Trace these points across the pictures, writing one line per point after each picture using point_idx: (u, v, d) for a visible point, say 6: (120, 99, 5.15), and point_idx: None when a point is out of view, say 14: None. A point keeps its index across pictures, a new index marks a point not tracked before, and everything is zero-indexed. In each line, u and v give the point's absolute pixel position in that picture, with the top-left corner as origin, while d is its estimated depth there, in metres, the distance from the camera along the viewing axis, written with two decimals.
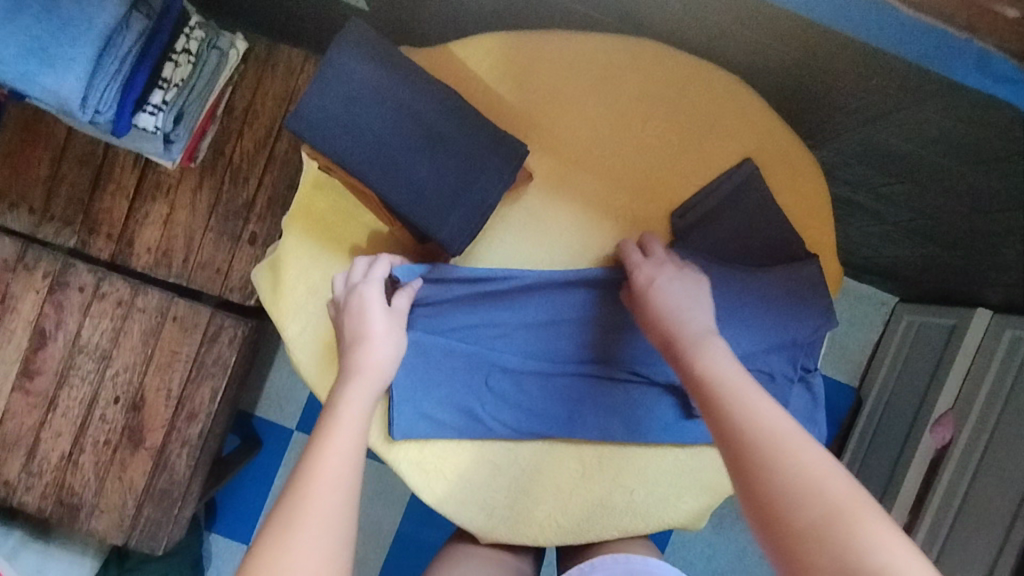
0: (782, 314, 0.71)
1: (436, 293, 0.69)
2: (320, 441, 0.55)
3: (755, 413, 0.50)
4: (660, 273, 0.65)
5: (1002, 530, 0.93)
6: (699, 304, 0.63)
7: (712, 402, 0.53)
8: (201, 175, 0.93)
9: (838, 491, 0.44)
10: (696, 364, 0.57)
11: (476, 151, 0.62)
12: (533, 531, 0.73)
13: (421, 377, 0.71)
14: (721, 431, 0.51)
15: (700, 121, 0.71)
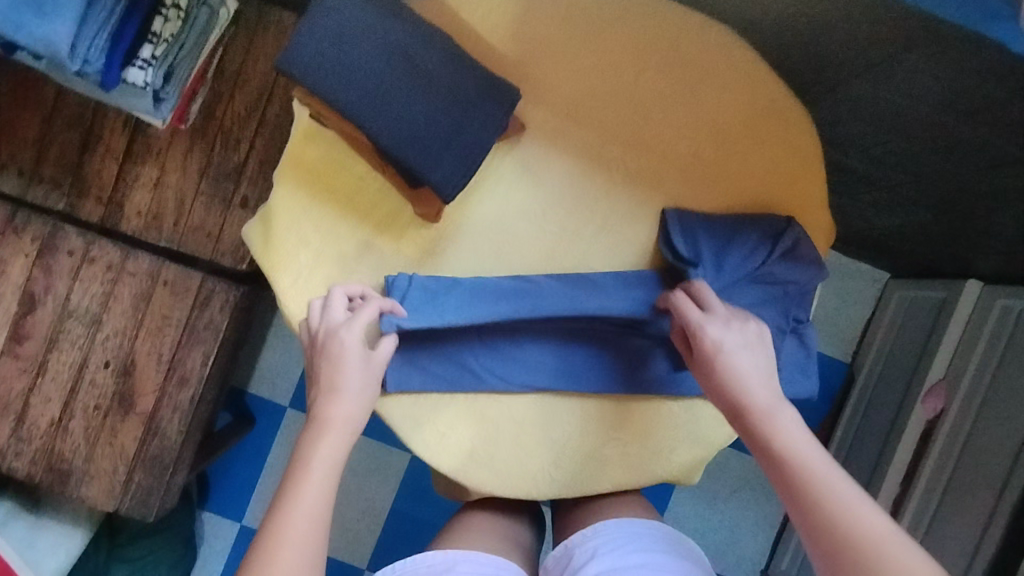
0: (785, 274, 0.71)
1: (428, 302, 0.68)
2: (294, 493, 0.59)
3: (841, 495, 0.56)
4: (724, 337, 0.64)
5: (993, 490, 0.93)
6: (762, 367, 0.64)
7: (793, 484, 0.58)
8: (192, 138, 0.93)
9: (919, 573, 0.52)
10: (772, 443, 0.60)
11: (467, 95, 0.62)
12: (528, 485, 0.72)
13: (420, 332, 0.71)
14: (802, 511, 0.57)
15: (693, 71, 0.71)
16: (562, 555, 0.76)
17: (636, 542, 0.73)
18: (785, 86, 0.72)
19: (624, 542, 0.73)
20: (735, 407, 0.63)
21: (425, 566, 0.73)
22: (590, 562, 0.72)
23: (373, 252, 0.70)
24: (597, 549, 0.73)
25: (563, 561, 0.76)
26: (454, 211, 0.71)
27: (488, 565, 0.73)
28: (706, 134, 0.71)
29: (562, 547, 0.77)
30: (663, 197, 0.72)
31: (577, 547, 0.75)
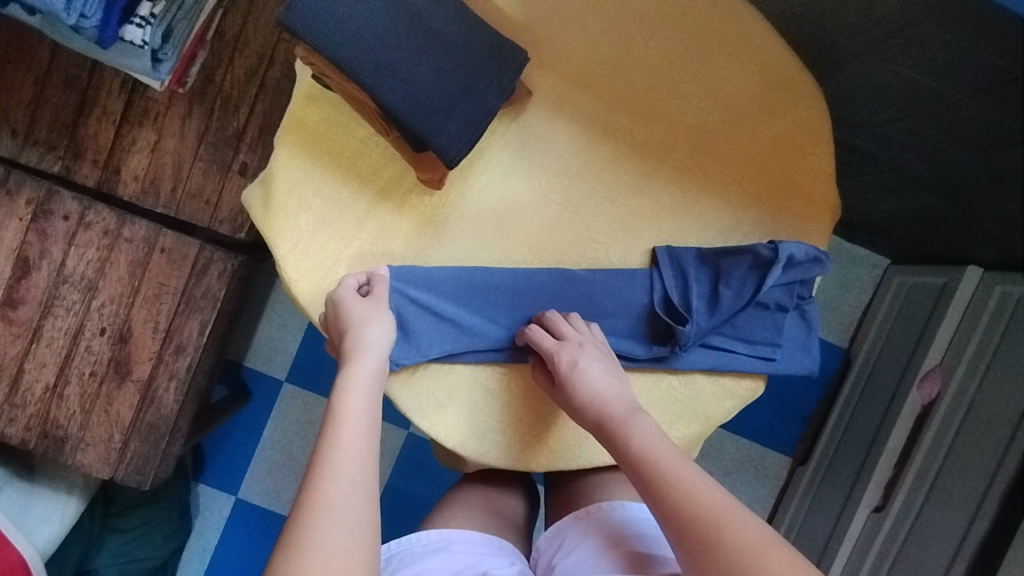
0: (791, 272, 0.69)
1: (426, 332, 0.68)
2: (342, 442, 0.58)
3: (688, 484, 0.57)
4: (580, 356, 0.66)
5: (987, 470, 0.94)
6: (614, 380, 0.67)
7: (648, 480, 0.59)
8: (191, 102, 0.91)
9: (761, 540, 0.52)
10: (629, 447, 0.62)
11: (475, 55, 0.60)
12: (527, 455, 0.72)
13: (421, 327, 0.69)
14: (659, 504, 0.57)
15: (704, 42, 0.70)
16: (556, 536, 0.76)
17: (626, 525, 0.73)
18: (796, 59, 0.71)
19: (615, 526, 0.73)
20: (598, 421, 0.65)
21: (420, 545, 0.73)
22: (583, 545, 0.72)
23: (375, 219, 0.69)
24: (589, 532, 0.73)
25: (556, 543, 0.76)
26: (457, 177, 0.70)
27: (484, 545, 0.73)
28: (716, 106, 0.71)
29: (555, 529, 0.77)
30: (670, 169, 0.71)
31: (571, 529, 0.75)
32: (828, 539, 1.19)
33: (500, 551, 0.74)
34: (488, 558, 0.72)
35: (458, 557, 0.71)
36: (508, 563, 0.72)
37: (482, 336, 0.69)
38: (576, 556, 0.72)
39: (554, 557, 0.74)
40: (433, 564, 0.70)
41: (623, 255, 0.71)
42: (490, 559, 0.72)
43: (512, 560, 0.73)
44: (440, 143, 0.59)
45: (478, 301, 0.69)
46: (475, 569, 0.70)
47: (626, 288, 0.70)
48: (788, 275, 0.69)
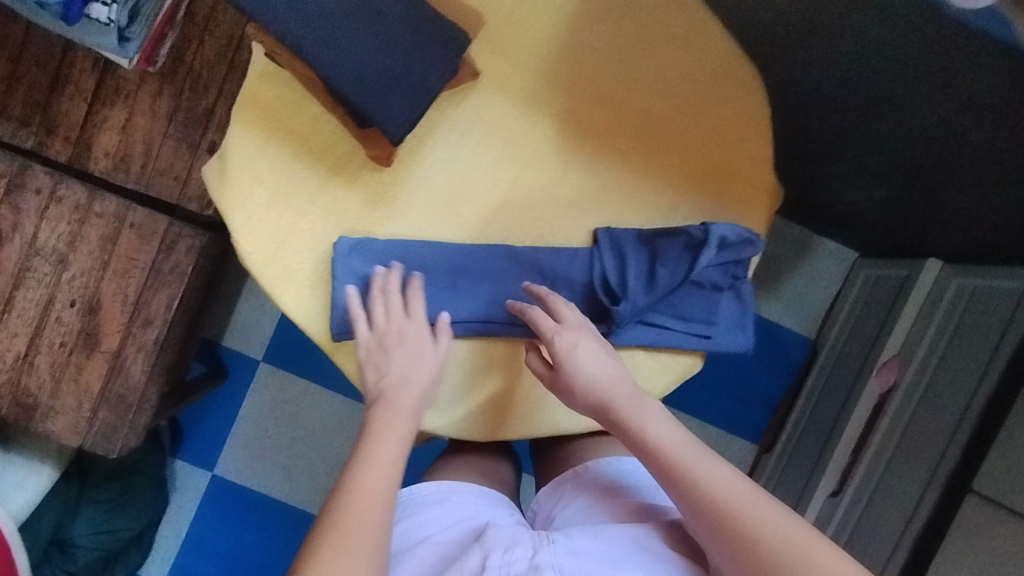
0: (725, 255, 0.71)
1: (374, 306, 0.72)
2: (360, 458, 0.63)
3: (709, 474, 0.61)
4: (577, 344, 0.68)
5: (935, 455, 0.98)
6: (611, 364, 0.68)
7: (671, 473, 0.62)
8: (161, 81, 0.94)
9: (789, 525, 0.58)
10: (640, 435, 0.65)
11: (415, 35, 0.62)
12: (469, 424, 0.75)
13: (367, 300, 0.72)
14: (684, 495, 0.62)
15: (646, 29, 0.72)
16: (553, 491, 0.80)
17: (622, 481, 0.76)
18: (738, 46, 0.73)
19: (612, 481, 0.76)
20: (602, 408, 0.67)
21: (423, 495, 0.76)
22: (579, 498, 0.76)
23: (328, 194, 0.72)
24: (588, 487, 0.77)
25: (553, 498, 0.79)
26: (407, 156, 0.72)
27: (483, 496, 0.77)
28: (658, 91, 0.73)
29: (553, 485, 0.80)
30: (614, 151, 0.74)
31: (570, 485, 0.78)
32: None
33: (498, 504, 0.77)
34: (488, 510, 0.75)
35: (461, 507, 0.75)
36: (507, 514, 0.75)
37: (428, 308, 0.72)
38: (573, 509, 0.76)
39: (554, 510, 0.78)
40: (437, 515, 0.73)
41: (567, 235, 0.74)
42: (490, 510, 0.75)
43: (510, 511, 0.76)
44: (386, 118, 0.62)
45: (423, 275, 0.73)
46: (476, 520, 0.73)
47: (566, 266, 0.73)
48: (722, 255, 0.71)
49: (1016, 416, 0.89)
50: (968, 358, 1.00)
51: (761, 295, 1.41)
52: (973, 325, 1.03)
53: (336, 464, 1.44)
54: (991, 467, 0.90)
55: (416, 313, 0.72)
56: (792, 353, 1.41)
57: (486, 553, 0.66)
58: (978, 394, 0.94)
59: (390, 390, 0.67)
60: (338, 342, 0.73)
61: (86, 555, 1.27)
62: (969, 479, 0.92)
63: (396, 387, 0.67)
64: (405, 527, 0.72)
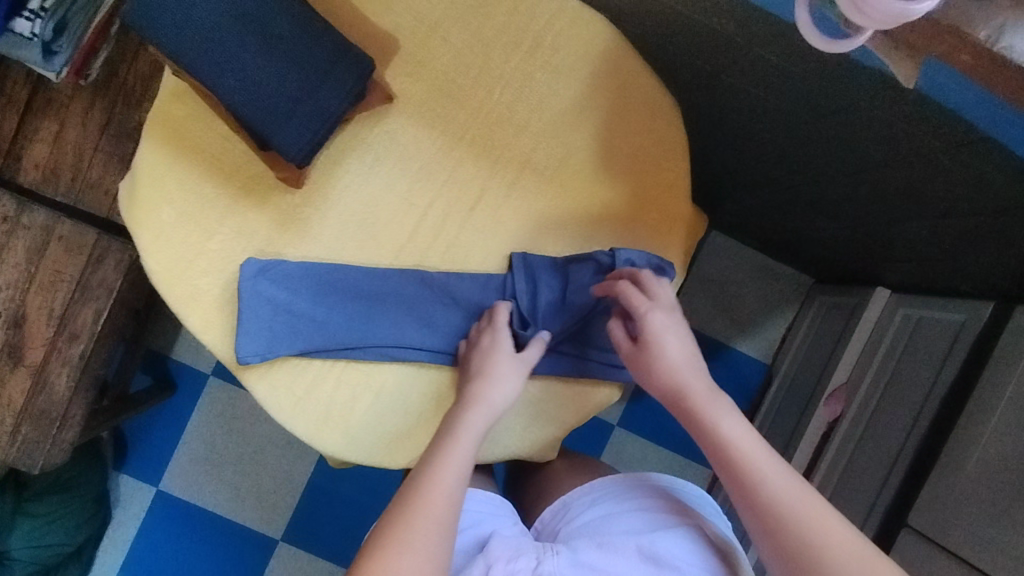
0: None
1: (284, 330, 0.71)
2: (434, 455, 0.60)
3: (782, 486, 0.56)
4: (662, 324, 0.65)
5: (873, 488, 0.97)
6: (692, 356, 0.64)
7: (737, 474, 0.57)
8: (94, 95, 0.93)
9: (864, 556, 0.52)
10: (712, 428, 0.60)
11: (317, 60, 0.63)
12: (382, 452, 0.74)
13: (276, 324, 0.70)
14: (748, 498, 0.56)
15: (562, 57, 0.72)
16: (560, 508, 0.75)
17: (632, 490, 0.71)
18: (655, 76, 0.73)
19: (621, 491, 0.72)
20: (674, 394, 0.63)
21: None
22: (588, 511, 0.72)
23: (237, 215, 0.71)
24: (598, 499, 0.73)
25: (560, 515, 0.74)
26: (320, 177, 0.72)
27: (488, 504, 0.73)
28: (575, 119, 0.73)
29: (560, 502, 0.75)
30: (531, 178, 0.73)
31: (578, 498, 0.74)
32: None
33: (503, 512, 0.74)
34: (492, 518, 0.71)
35: (463, 515, 0.71)
36: (511, 523, 0.72)
37: (337, 332, 0.71)
38: (579, 522, 0.71)
39: (559, 523, 0.73)
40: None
41: (483, 261, 0.74)
42: (495, 519, 0.72)
43: (514, 520, 0.73)
44: (283, 140, 0.61)
45: (335, 299, 0.72)
46: (480, 529, 0.70)
47: (479, 292, 0.73)
48: None
49: (947, 452, 0.88)
50: (904, 389, 0.99)
51: (715, 319, 1.40)
52: (910, 355, 1.02)
53: (283, 481, 1.42)
54: (924, 504, 0.88)
55: (327, 337, 0.71)
56: (748, 378, 1.40)
57: (488, 562, 0.63)
58: (914, 429, 0.93)
59: (483, 395, 0.66)
60: (244, 366, 0.71)
61: (21, 569, 1.24)
62: (904, 514, 0.91)
63: (494, 391, 0.66)
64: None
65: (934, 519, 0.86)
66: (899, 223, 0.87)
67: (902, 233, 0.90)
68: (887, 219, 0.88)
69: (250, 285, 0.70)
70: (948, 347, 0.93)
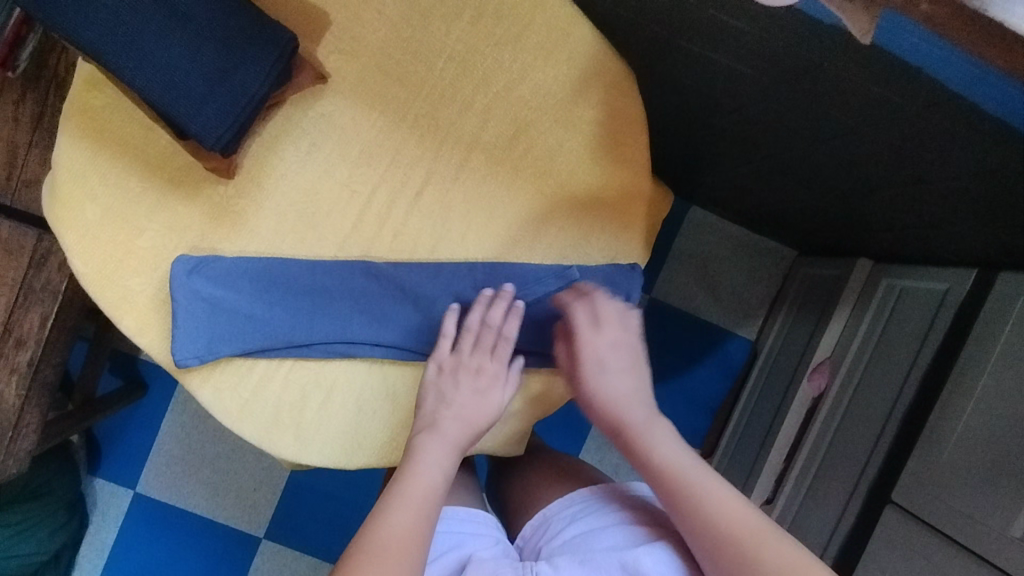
0: (596, 269, 0.70)
1: (224, 331, 0.67)
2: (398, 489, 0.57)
3: (719, 502, 0.56)
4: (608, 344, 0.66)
5: (858, 464, 0.94)
6: (633, 372, 0.66)
7: (671, 489, 0.59)
8: (23, 87, 0.88)
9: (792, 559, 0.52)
10: (647, 447, 0.62)
11: (230, 37, 0.57)
12: (339, 453, 0.71)
13: (214, 325, 0.66)
14: (683, 516, 0.57)
15: (506, 27, 0.68)
16: (541, 524, 0.71)
17: (611, 504, 0.69)
18: (607, 43, 0.69)
19: (599, 505, 0.69)
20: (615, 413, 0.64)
21: None
22: (568, 528, 0.68)
23: (167, 209, 0.67)
24: (577, 514, 0.69)
25: (541, 531, 0.71)
26: (253, 165, 0.67)
27: (469, 522, 0.69)
28: (521, 92, 0.69)
29: (541, 516, 0.72)
30: (480, 158, 0.69)
31: (557, 514, 0.71)
32: None
33: (485, 528, 0.70)
34: (473, 538, 0.68)
35: (442, 538, 0.67)
36: (493, 543, 0.68)
37: (281, 330, 0.67)
38: (560, 540, 0.67)
39: (540, 542, 0.69)
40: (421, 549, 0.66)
41: (432, 246, 0.69)
42: (474, 540, 0.68)
43: (497, 539, 0.69)
44: (196, 129, 0.57)
45: (276, 295, 0.68)
46: (461, 552, 0.66)
47: (430, 283, 0.69)
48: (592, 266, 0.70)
49: (928, 427, 0.85)
50: (881, 362, 0.97)
51: (697, 296, 1.37)
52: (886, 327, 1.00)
53: (265, 478, 1.39)
54: (906, 481, 0.86)
55: (270, 337, 0.67)
56: (732, 355, 1.37)
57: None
58: (896, 405, 0.90)
59: (445, 420, 0.63)
60: (184, 369, 0.67)
61: None
62: (887, 490, 0.88)
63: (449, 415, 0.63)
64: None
65: (920, 494, 0.84)
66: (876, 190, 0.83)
67: (878, 199, 0.86)
68: (864, 186, 0.83)
69: (183, 285, 0.66)
70: (931, 318, 0.90)
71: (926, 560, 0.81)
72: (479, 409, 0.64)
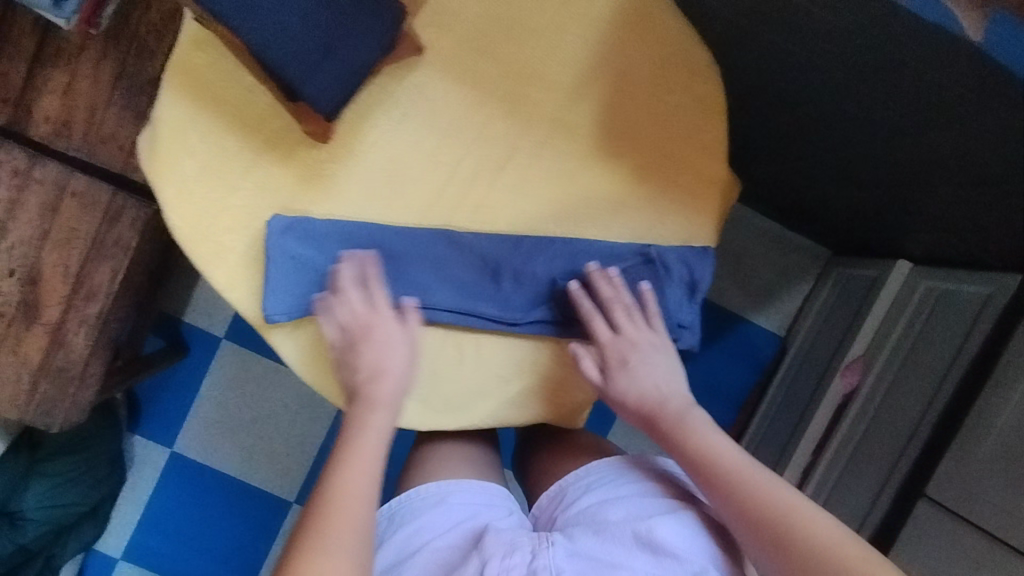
0: (673, 249, 0.72)
1: (315, 289, 0.69)
2: (346, 459, 0.60)
3: (761, 486, 0.60)
4: (625, 349, 0.70)
5: (890, 456, 0.96)
6: (665, 372, 0.69)
7: (711, 475, 0.62)
8: (105, 45, 0.89)
9: (838, 538, 0.56)
10: (684, 437, 0.65)
11: (347, 5, 0.60)
12: (410, 415, 0.73)
13: (305, 283, 0.69)
14: (725, 501, 0.60)
15: (600, 10, 0.70)
16: (556, 493, 0.73)
17: (626, 475, 0.70)
18: (695, 33, 0.71)
19: (613, 476, 0.70)
20: (648, 407, 0.68)
21: (420, 499, 0.72)
22: (583, 497, 0.70)
23: (261, 170, 0.69)
24: (592, 484, 0.71)
25: (557, 500, 0.72)
26: (345, 132, 0.69)
27: (481, 494, 0.72)
28: (609, 76, 0.70)
29: (557, 486, 0.73)
30: (564, 137, 0.71)
31: (573, 483, 0.72)
32: None
33: (497, 500, 0.72)
34: (486, 509, 0.70)
35: (457, 508, 0.70)
36: (507, 513, 0.70)
37: (366, 292, 0.70)
38: (576, 509, 0.69)
39: (555, 510, 0.72)
40: (433, 519, 0.69)
41: (511, 220, 0.72)
42: (488, 510, 0.70)
43: (509, 509, 0.72)
44: (310, 90, 0.60)
45: (363, 258, 0.70)
46: (475, 521, 0.68)
47: (510, 256, 0.71)
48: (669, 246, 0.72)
49: (967, 423, 0.87)
50: (912, 359, 1.01)
51: (733, 290, 1.39)
52: (919, 325, 1.03)
53: (295, 445, 1.42)
54: (941, 474, 0.88)
55: (355, 298, 0.70)
56: (759, 350, 1.39)
57: (483, 560, 0.62)
58: (934, 402, 0.92)
59: (376, 388, 0.65)
60: (270, 324, 0.70)
61: (35, 529, 1.22)
62: (922, 483, 0.91)
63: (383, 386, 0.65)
64: (402, 535, 0.69)
65: (959, 488, 0.86)
66: (934, 193, 0.85)
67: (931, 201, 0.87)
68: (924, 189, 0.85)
69: (276, 243, 0.68)
70: (973, 317, 0.92)
71: (956, 551, 0.83)
72: (397, 378, 0.66)
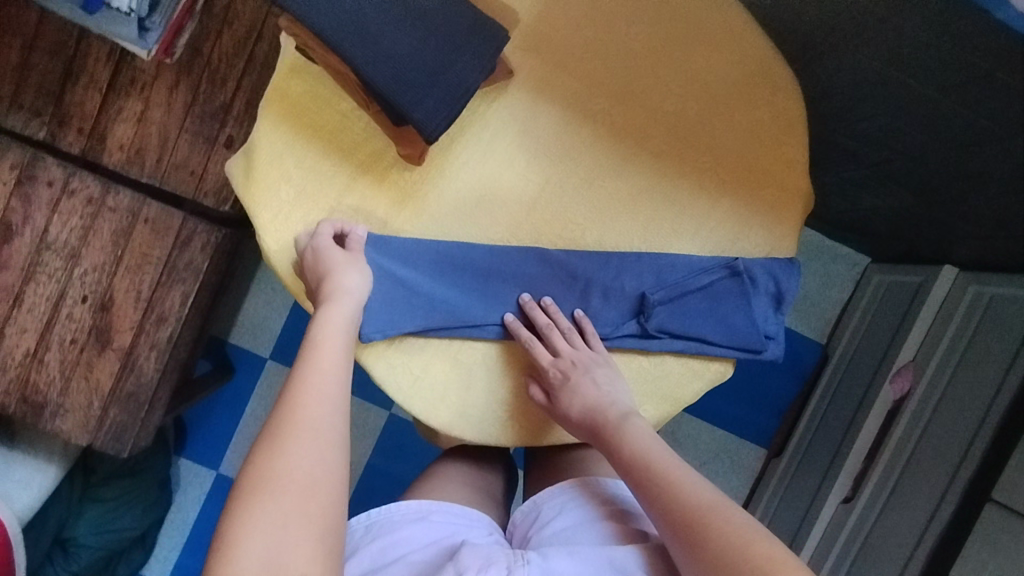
0: (759, 260, 0.73)
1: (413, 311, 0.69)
2: (307, 363, 0.59)
3: (686, 487, 0.59)
4: (573, 367, 0.70)
5: (951, 463, 0.92)
6: (608, 389, 0.70)
7: (644, 478, 0.62)
8: (178, 74, 0.91)
9: (756, 540, 0.54)
10: (623, 442, 0.66)
11: (453, 31, 0.62)
12: (500, 430, 0.74)
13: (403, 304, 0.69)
14: (655, 504, 0.60)
15: (683, 30, 0.72)
16: (531, 510, 0.75)
17: (594, 501, 0.71)
18: (774, 49, 0.73)
19: (585, 501, 0.71)
20: (592, 419, 0.69)
21: (400, 513, 0.72)
22: (556, 519, 0.71)
23: (356, 193, 0.70)
24: (568, 504, 0.72)
25: (532, 518, 0.74)
26: (437, 154, 0.70)
27: (463, 515, 0.72)
28: (693, 93, 0.72)
29: (532, 503, 0.75)
30: (648, 153, 0.73)
31: (548, 501, 0.73)
32: (791, 540, 1.16)
33: (479, 522, 0.72)
34: (466, 529, 0.70)
35: (437, 526, 0.70)
36: (486, 534, 0.71)
37: (460, 310, 0.70)
38: (550, 530, 0.70)
39: (529, 530, 0.73)
40: (413, 533, 0.69)
41: (599, 235, 0.73)
42: (469, 530, 0.71)
43: (490, 531, 0.72)
44: (415, 110, 0.61)
45: (457, 277, 0.71)
46: (452, 539, 0.68)
47: (600, 271, 0.72)
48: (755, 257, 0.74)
49: None
50: (964, 360, 1.00)
51: None
52: (971, 325, 1.02)
53: None
54: (1010, 477, 0.84)
55: (450, 317, 0.70)
56: (801, 356, 1.31)
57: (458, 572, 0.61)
58: (995, 402, 0.89)
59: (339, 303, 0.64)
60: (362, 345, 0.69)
61: (89, 556, 1.16)
62: (987, 488, 0.86)
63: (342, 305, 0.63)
64: (377, 547, 0.68)
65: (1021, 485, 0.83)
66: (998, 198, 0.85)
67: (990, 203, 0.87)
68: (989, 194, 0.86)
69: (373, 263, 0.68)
70: None
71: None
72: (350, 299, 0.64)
